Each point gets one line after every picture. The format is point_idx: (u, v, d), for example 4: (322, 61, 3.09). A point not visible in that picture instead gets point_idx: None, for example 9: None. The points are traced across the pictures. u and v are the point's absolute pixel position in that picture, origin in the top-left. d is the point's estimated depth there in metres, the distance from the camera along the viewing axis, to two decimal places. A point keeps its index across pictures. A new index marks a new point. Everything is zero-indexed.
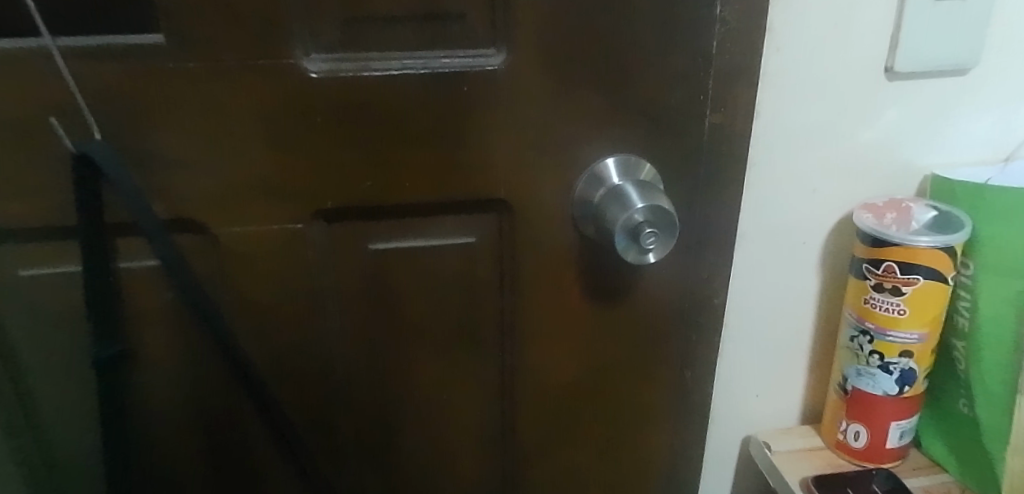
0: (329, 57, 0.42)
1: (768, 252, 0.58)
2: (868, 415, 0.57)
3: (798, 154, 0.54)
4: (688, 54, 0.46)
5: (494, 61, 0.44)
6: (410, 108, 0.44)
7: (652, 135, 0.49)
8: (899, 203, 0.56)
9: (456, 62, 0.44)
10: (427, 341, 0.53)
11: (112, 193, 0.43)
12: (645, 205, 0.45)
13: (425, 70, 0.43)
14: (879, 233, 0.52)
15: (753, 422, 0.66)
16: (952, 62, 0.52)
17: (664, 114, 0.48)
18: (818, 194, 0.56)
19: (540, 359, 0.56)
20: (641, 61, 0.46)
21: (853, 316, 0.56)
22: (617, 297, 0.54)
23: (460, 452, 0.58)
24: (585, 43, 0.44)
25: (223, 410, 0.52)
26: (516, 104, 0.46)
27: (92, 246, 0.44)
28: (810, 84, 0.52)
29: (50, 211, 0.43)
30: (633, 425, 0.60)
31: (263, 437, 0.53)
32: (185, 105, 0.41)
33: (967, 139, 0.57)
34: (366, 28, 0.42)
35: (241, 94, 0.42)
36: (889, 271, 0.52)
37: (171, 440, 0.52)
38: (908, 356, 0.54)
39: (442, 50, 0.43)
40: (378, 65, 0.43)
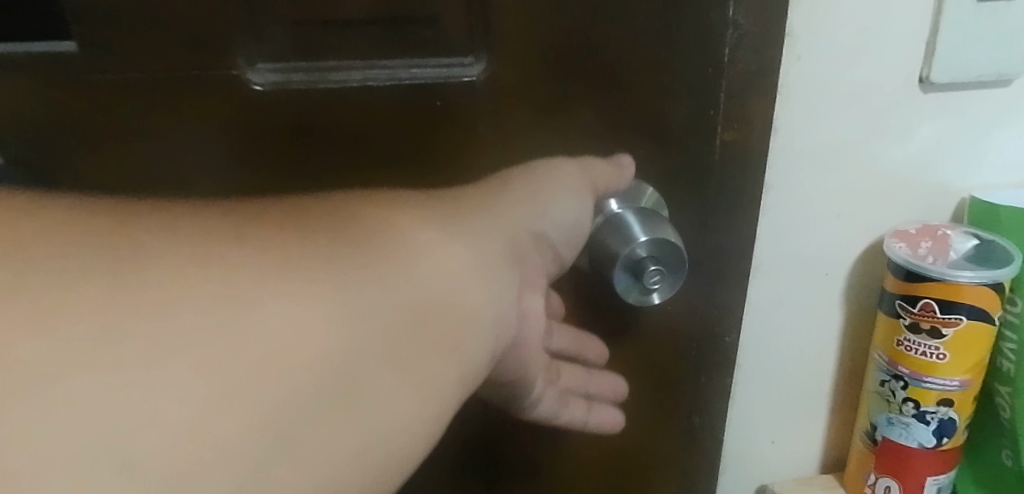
0: (277, 66, 0.36)
1: (785, 285, 0.51)
2: (901, 469, 0.51)
3: (821, 176, 0.48)
4: (698, 62, 0.40)
5: (472, 71, 0.38)
6: (375, 126, 0.38)
7: (655, 156, 0.43)
8: (935, 229, 0.49)
9: (428, 73, 0.38)
10: None
11: None
12: (650, 239, 0.39)
13: (392, 82, 0.37)
14: (915, 267, 0.45)
15: (769, 471, 0.59)
16: (996, 72, 0.46)
17: (669, 132, 0.42)
18: (842, 221, 0.50)
19: None
20: (644, 70, 0.40)
21: (884, 358, 0.49)
22: (616, 336, 0.48)
23: None
24: (580, 50, 0.38)
25: None
26: (500, 122, 0.40)
27: None
28: (835, 97, 0.46)
29: None
30: (636, 477, 0.54)
31: None
32: (103, 122, 0.35)
33: (1008, 159, 0.51)
34: (321, 34, 0.35)
35: (171, 111, 0.36)
36: (927, 310, 0.46)
37: None
38: (948, 405, 0.48)
39: (412, 59, 0.37)
40: (336, 75, 0.37)
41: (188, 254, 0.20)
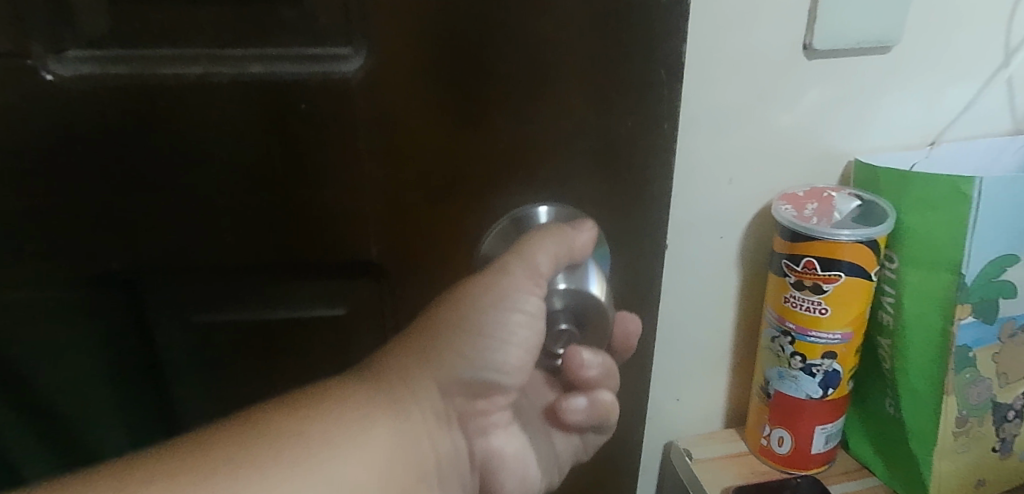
0: (93, 56, 0.29)
1: (684, 249, 0.53)
2: (790, 419, 0.54)
3: (712, 143, 0.49)
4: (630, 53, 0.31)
5: (341, 66, 0.30)
6: (224, 126, 0.31)
7: (595, 173, 0.34)
8: (820, 191, 0.51)
9: (290, 67, 0.30)
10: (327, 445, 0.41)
11: None
12: (568, 289, 0.35)
13: (239, 75, 0.30)
14: (798, 227, 0.47)
15: (675, 427, 0.61)
16: (876, 38, 0.49)
17: (606, 147, 0.33)
18: (734, 185, 0.51)
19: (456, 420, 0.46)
20: (562, 77, 0.31)
21: (774, 315, 0.51)
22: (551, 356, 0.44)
23: None
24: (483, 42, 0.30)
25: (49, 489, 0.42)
26: (377, 129, 0.32)
27: None
28: (723, 64, 0.47)
29: None
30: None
31: None
32: None
33: (892, 124, 0.53)
34: (144, 15, 0.28)
35: None
36: (809, 267, 0.48)
37: None
38: (832, 357, 0.50)
39: (266, 48, 0.29)
40: (166, 64, 0.29)
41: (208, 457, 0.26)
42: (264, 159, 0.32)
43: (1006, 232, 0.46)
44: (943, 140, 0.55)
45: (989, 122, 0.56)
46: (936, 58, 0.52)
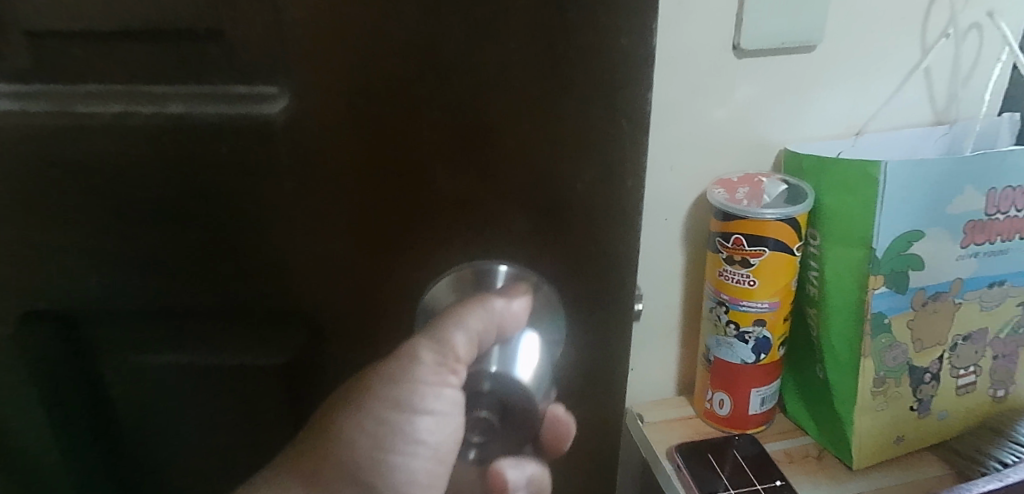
0: (13, 90, 0.28)
1: None
2: (728, 382, 0.60)
3: (653, 134, 0.55)
4: (574, 88, 0.30)
5: (266, 107, 0.28)
6: (141, 160, 0.29)
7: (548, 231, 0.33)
8: (753, 177, 0.57)
9: (214, 112, 0.28)
10: None
11: None
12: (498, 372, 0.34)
13: (156, 112, 0.28)
14: (727, 207, 0.53)
15: (630, 394, 0.67)
16: (797, 40, 0.54)
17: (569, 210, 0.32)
18: (675, 172, 0.57)
19: None
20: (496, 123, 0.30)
21: (711, 288, 0.57)
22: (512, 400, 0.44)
23: None
24: (413, 78, 0.29)
25: None
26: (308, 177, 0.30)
27: None
28: (660, 63, 0.53)
29: None
30: None
31: None
32: None
33: (819, 115, 0.59)
34: (64, 55, 0.27)
35: None
36: (738, 243, 0.54)
37: None
38: (762, 325, 0.56)
39: (188, 89, 0.28)
40: (86, 100, 0.28)
41: None
42: (185, 197, 0.30)
43: (911, 210, 0.52)
44: (868, 130, 0.61)
45: (913, 110, 0.62)
46: (857, 56, 0.57)
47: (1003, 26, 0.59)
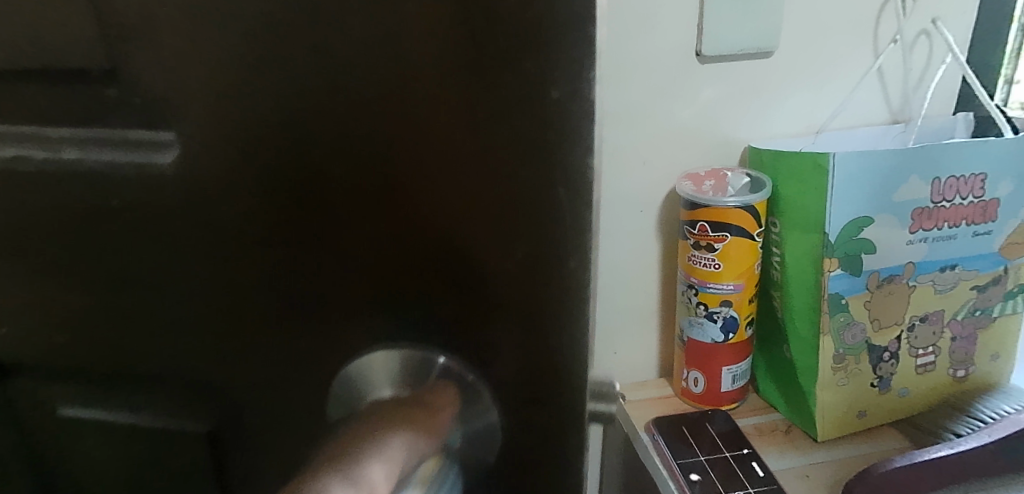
0: None
1: (610, 220, 0.65)
2: (702, 361, 0.64)
3: (625, 132, 0.61)
4: (499, 149, 0.24)
5: (159, 158, 0.27)
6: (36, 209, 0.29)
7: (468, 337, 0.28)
8: (720, 172, 0.63)
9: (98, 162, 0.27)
10: None
11: None
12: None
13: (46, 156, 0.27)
14: (692, 197, 0.59)
15: (615, 377, 0.72)
16: (756, 45, 0.60)
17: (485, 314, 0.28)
18: (648, 167, 0.63)
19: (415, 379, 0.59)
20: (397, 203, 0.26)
21: (683, 273, 0.63)
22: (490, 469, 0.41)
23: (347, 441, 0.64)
24: (313, 138, 0.25)
25: None
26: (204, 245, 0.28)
27: None
28: (629, 68, 0.59)
29: None
30: None
31: None
32: None
33: (781, 115, 0.65)
34: None
35: None
36: (703, 230, 0.59)
37: None
38: (728, 305, 0.61)
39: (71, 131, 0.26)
40: None
41: None
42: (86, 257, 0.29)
43: (860, 198, 0.57)
44: (829, 129, 0.66)
45: (870, 110, 0.67)
46: (813, 61, 0.63)
47: (947, 33, 0.64)
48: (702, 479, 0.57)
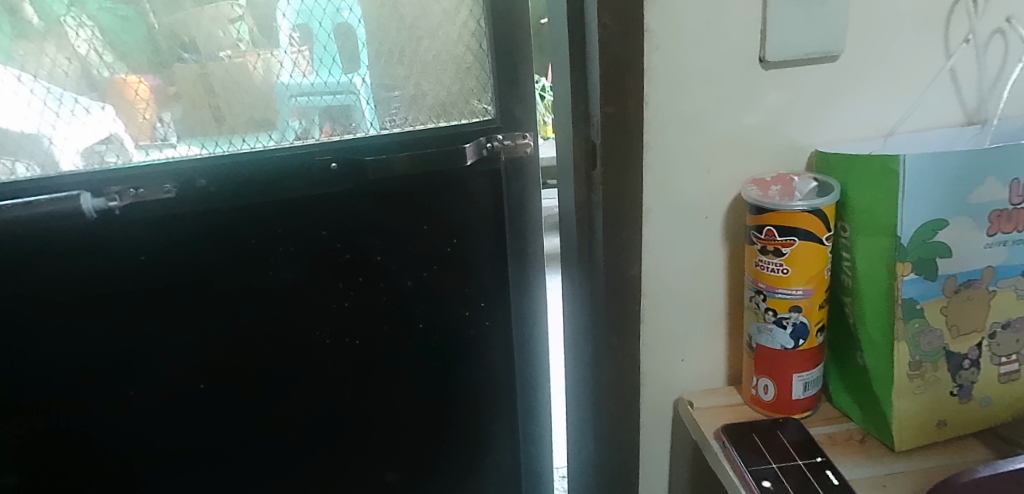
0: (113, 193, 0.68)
1: (674, 228, 0.65)
2: (773, 368, 0.64)
3: (689, 140, 0.62)
4: None
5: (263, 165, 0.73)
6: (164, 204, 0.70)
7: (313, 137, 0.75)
8: (786, 177, 0.63)
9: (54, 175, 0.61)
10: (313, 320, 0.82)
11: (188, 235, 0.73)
12: None
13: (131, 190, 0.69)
14: (758, 202, 0.59)
15: (682, 385, 0.72)
16: (822, 49, 0.60)
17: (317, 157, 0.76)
18: (712, 174, 0.64)
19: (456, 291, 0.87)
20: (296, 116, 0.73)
21: (751, 278, 0.63)
22: (444, 314, 0.88)
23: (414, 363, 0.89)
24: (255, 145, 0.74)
25: (285, 345, 0.82)
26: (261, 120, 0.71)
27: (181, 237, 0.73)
28: (691, 77, 0.60)
29: (120, 224, 0.70)
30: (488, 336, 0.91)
31: (292, 368, 0.84)
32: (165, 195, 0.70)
33: (849, 119, 0.64)
34: None
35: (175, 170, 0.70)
36: (770, 234, 0.59)
37: (237, 370, 0.82)
38: (798, 311, 0.61)
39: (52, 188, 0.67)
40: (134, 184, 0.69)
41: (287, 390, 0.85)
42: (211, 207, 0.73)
43: (934, 200, 0.56)
44: (899, 131, 0.66)
45: (943, 113, 0.66)
46: (882, 62, 0.63)
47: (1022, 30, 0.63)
48: (775, 486, 0.57)
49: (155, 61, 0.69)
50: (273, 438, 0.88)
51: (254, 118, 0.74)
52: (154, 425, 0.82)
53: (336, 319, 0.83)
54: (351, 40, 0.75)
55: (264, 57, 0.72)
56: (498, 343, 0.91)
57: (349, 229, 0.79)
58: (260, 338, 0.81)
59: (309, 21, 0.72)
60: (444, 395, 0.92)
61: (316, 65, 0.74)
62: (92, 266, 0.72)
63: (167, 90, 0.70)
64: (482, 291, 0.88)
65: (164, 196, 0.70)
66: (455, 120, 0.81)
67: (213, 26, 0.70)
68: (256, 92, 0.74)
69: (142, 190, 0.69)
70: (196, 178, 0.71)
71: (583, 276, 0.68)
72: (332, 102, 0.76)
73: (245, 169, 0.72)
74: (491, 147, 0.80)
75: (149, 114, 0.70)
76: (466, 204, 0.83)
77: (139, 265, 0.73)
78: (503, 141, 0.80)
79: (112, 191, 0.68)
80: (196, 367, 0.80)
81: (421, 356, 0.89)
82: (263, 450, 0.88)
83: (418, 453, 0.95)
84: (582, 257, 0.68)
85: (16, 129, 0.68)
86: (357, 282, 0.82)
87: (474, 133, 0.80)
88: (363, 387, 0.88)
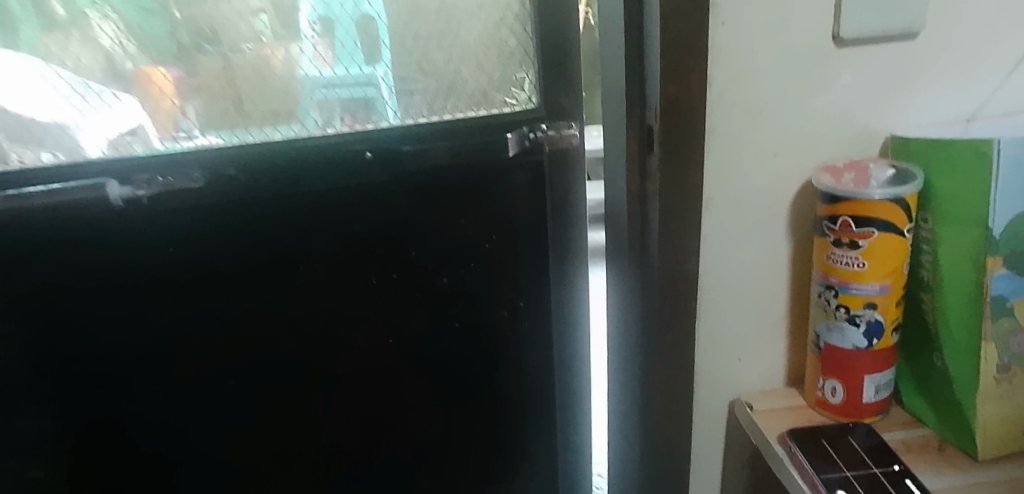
0: (143, 182, 0.66)
1: (735, 219, 0.61)
2: (842, 369, 0.59)
3: (754, 125, 0.58)
4: None
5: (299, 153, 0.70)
6: (192, 198, 0.68)
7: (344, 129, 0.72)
8: (860, 165, 0.58)
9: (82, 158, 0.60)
10: (347, 317, 0.79)
11: (214, 232, 0.70)
12: None
13: (162, 179, 0.66)
14: (832, 190, 0.55)
15: (739, 387, 0.68)
16: (902, 25, 0.55)
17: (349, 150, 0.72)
18: (779, 162, 0.59)
19: (494, 288, 0.83)
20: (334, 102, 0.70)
21: (820, 273, 0.58)
22: (482, 312, 0.84)
23: (450, 362, 0.86)
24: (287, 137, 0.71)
25: (317, 342, 0.79)
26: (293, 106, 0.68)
27: (208, 229, 0.70)
28: (760, 56, 0.56)
29: (148, 216, 0.67)
30: (527, 336, 0.87)
31: (321, 366, 0.81)
32: (194, 188, 0.67)
33: (925, 104, 0.60)
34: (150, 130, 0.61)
35: (203, 160, 0.67)
36: (845, 226, 0.55)
37: (266, 369, 0.79)
38: (873, 308, 0.56)
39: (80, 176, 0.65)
40: (167, 173, 0.66)
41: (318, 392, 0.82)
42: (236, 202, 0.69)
43: None
44: (983, 116, 0.61)
45: None
46: (965, 41, 0.58)
47: None
48: None
49: (180, 49, 0.67)
50: (304, 438, 0.85)
51: (278, 111, 0.72)
52: (182, 422, 0.79)
53: (370, 316, 0.80)
54: (374, 33, 0.72)
55: (286, 50, 0.70)
56: (537, 344, 0.88)
57: (385, 223, 0.76)
58: (292, 336, 0.78)
59: (332, 13, 0.69)
60: (479, 396, 0.89)
61: (337, 56, 0.71)
62: (116, 259, 0.68)
63: (189, 83, 0.68)
64: (522, 288, 0.84)
65: (193, 185, 0.67)
66: (487, 111, 0.78)
67: (236, 16, 0.67)
68: (276, 86, 0.71)
69: (170, 178, 0.66)
70: (226, 167, 0.68)
71: (634, 270, 0.64)
72: (357, 94, 0.73)
73: (277, 158, 0.69)
74: (534, 138, 0.76)
75: (169, 104, 0.68)
76: (507, 199, 0.79)
77: (166, 259, 0.70)
78: (547, 132, 0.77)
79: (139, 179, 0.66)
80: (224, 364, 0.77)
81: (457, 355, 0.86)
82: (293, 450, 0.85)
83: (451, 455, 0.92)
84: (632, 250, 0.64)
85: (42, 117, 0.66)
86: (391, 278, 0.79)
87: (517, 123, 0.77)
88: (396, 387, 0.85)
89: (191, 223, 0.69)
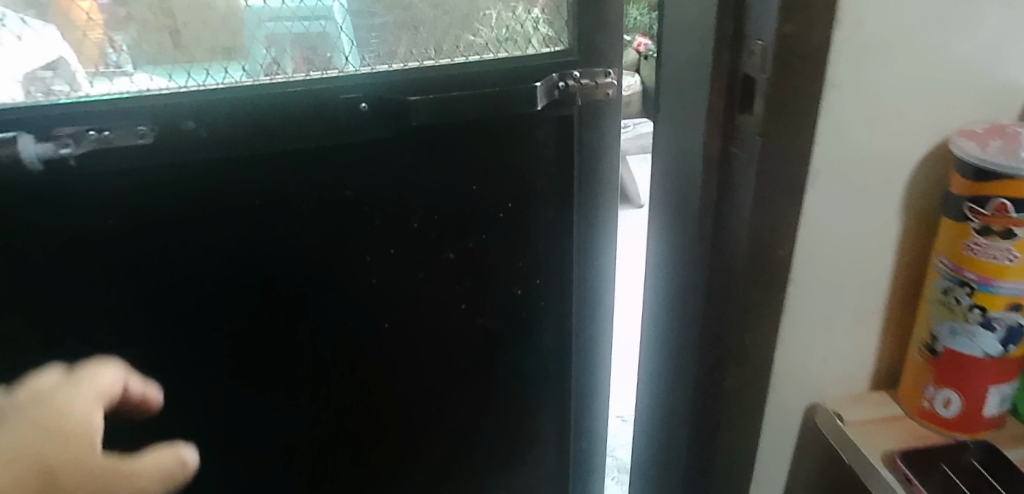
0: (67, 139, 0.47)
1: (842, 197, 0.49)
2: (964, 379, 0.49)
3: (883, 77, 0.45)
4: None
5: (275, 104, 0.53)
6: (137, 163, 0.50)
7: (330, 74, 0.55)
8: (1004, 129, 0.47)
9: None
10: (341, 306, 0.65)
11: (170, 203, 0.53)
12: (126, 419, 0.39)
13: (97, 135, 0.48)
14: (984, 162, 0.43)
15: (820, 390, 0.58)
16: None
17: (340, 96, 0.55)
18: (903, 125, 0.47)
19: (511, 264, 0.71)
20: None
21: (948, 265, 0.47)
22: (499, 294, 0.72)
23: (460, 350, 0.74)
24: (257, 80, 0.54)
25: (304, 338, 0.65)
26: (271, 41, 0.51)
27: (160, 198, 0.53)
28: None
29: (79, 188, 0.50)
30: (545, 315, 0.76)
31: (312, 366, 0.66)
32: (142, 149, 0.50)
33: None
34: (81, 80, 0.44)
35: (151, 112, 0.49)
36: (999, 210, 0.43)
37: (241, 372, 0.63)
38: (1017, 310, 0.46)
39: None
40: (101, 130, 0.48)
41: (312, 394, 0.68)
42: (205, 166, 0.53)
43: None
44: None
45: None
46: None
47: None
48: None
49: None
50: (284, 448, 0.70)
51: (218, 47, 0.53)
52: (135, 449, 0.62)
53: (368, 302, 0.66)
54: None
55: None
56: (554, 320, 0.78)
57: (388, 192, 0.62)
58: (274, 332, 0.63)
59: None
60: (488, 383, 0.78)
61: None
62: (47, 252, 0.51)
63: (118, 11, 0.49)
64: (545, 261, 0.73)
65: (137, 143, 0.49)
66: (503, 51, 0.64)
67: None
68: (219, 18, 0.53)
69: (106, 134, 0.48)
70: (182, 120, 0.50)
71: (710, 252, 0.52)
72: (339, 30, 0.57)
73: (251, 112, 0.52)
74: (564, 88, 0.65)
75: (93, 34, 0.49)
76: (530, 159, 0.66)
77: (109, 246, 0.53)
78: (580, 81, 0.65)
79: (62, 134, 0.47)
80: (190, 375, 0.61)
81: (471, 341, 0.74)
82: (275, 460, 0.71)
83: (458, 447, 0.81)
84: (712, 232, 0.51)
85: None
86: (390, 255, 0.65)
87: (546, 67, 0.64)
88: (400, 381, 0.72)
89: (134, 190, 0.52)
